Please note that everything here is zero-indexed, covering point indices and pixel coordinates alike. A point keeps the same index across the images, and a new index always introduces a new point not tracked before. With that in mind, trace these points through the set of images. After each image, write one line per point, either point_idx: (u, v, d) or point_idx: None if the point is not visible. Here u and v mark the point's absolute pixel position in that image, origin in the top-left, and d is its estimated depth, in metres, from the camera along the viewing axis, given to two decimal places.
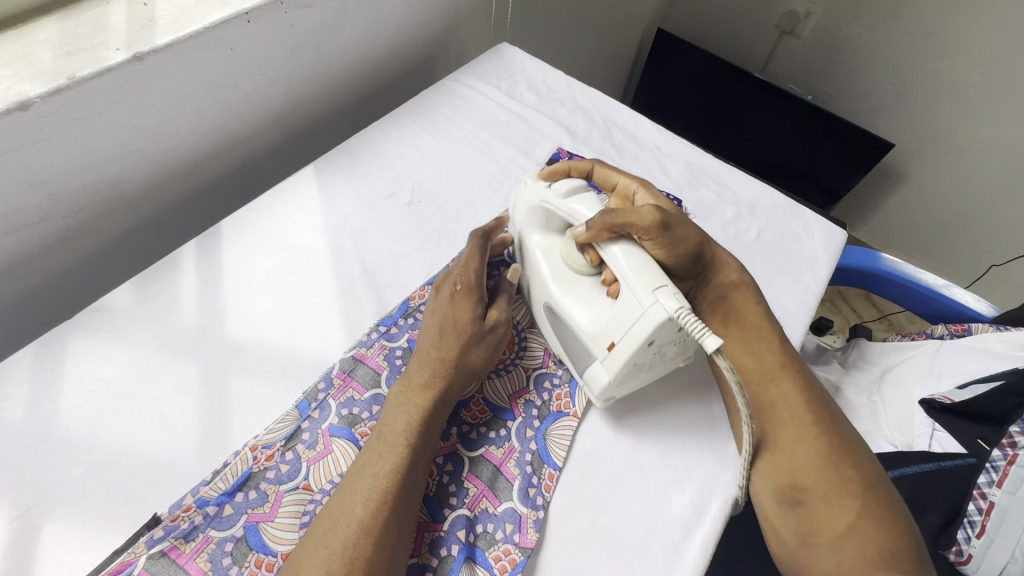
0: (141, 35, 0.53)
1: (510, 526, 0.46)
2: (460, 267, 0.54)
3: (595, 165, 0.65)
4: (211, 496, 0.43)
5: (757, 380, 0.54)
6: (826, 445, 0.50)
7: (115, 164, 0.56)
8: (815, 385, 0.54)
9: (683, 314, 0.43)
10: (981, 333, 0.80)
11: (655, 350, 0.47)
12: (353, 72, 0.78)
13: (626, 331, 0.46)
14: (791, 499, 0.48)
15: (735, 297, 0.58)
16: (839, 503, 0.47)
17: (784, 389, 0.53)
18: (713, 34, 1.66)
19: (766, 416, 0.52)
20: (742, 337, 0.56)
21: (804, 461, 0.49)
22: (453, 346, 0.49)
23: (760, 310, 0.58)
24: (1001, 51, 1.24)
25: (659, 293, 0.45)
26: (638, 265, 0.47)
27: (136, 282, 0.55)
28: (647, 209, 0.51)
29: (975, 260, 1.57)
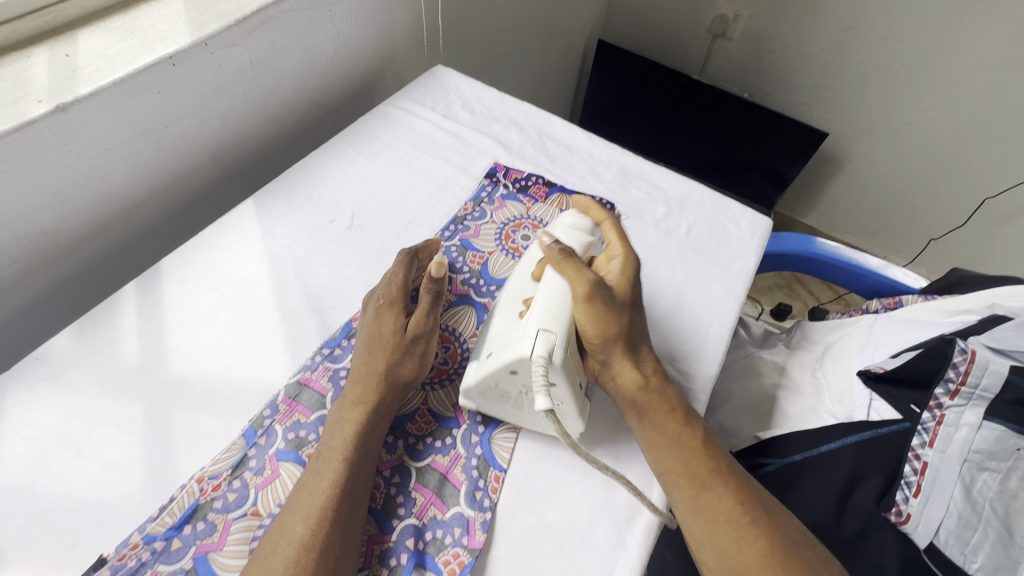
0: (64, 86, 0.54)
1: (459, 530, 0.47)
2: (383, 283, 0.56)
3: (606, 219, 0.62)
4: (159, 531, 0.44)
5: (686, 482, 0.49)
6: (770, 540, 0.46)
7: (47, 214, 0.57)
8: (745, 474, 0.50)
9: (538, 361, 0.47)
10: (910, 305, 0.85)
11: (520, 388, 0.50)
12: (289, 103, 0.80)
13: (501, 349, 0.50)
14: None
15: (650, 397, 0.53)
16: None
17: (717, 490, 0.48)
18: (650, 41, 1.72)
19: (700, 515, 0.48)
20: (659, 434, 0.51)
21: (749, 561, 0.45)
22: (383, 360, 0.51)
23: (678, 410, 0.53)
24: (911, 40, 1.33)
25: (540, 334, 0.49)
26: (552, 307, 0.51)
27: (76, 328, 0.55)
28: (585, 275, 0.53)
29: (916, 235, 1.66)
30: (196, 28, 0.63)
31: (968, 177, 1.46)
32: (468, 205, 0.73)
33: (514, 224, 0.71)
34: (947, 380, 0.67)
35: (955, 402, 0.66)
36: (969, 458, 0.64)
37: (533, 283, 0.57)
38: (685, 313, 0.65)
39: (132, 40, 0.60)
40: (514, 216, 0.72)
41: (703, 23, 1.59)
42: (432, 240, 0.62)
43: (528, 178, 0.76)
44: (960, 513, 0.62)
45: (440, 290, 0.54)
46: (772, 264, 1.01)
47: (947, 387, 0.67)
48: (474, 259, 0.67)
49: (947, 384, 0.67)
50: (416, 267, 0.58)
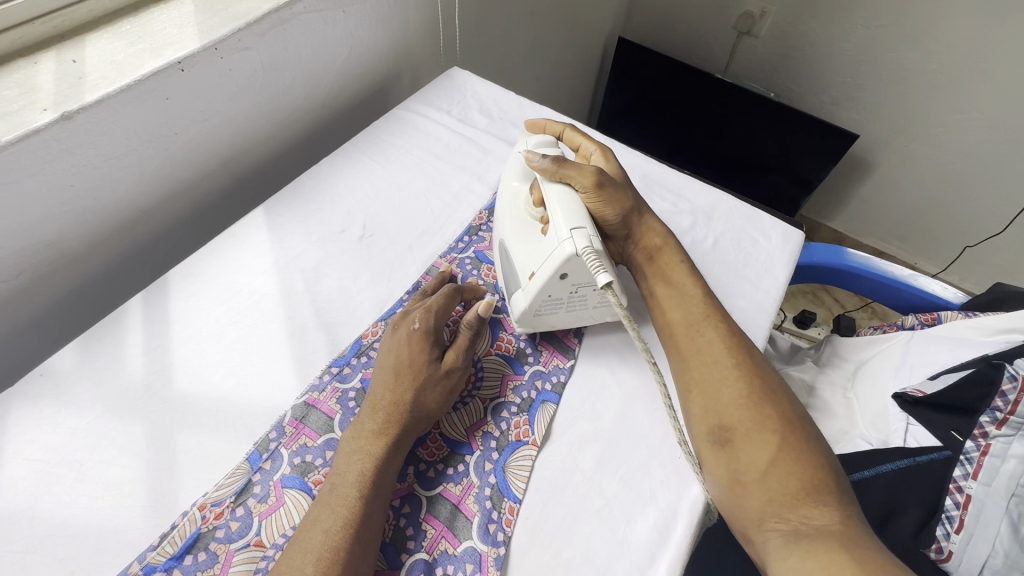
0: (70, 93, 0.53)
1: (471, 566, 0.45)
2: (419, 308, 0.54)
3: (564, 129, 0.68)
4: (159, 562, 0.42)
5: (683, 326, 0.55)
6: (751, 388, 0.50)
7: (53, 224, 0.55)
8: (739, 332, 0.55)
9: (587, 252, 0.49)
10: (950, 322, 0.80)
11: (571, 286, 0.53)
12: (302, 107, 0.78)
13: (542, 263, 0.52)
14: (719, 438, 0.49)
15: (661, 254, 0.60)
16: (762, 438, 0.47)
17: (708, 336, 0.54)
18: (673, 38, 1.68)
19: (691, 358, 0.53)
20: (667, 288, 0.58)
21: (728, 400, 0.50)
22: (409, 390, 0.48)
23: (684, 269, 0.59)
24: (951, 38, 1.26)
25: (574, 233, 0.51)
26: (565, 207, 0.54)
27: (80, 342, 0.53)
28: (586, 168, 0.57)
29: (950, 242, 1.59)
30: (206, 32, 0.61)
31: (1009, 182, 1.39)
32: (483, 214, 0.70)
33: None
34: (994, 409, 0.63)
35: (1001, 431, 0.62)
36: (1017, 492, 0.60)
37: (536, 209, 0.58)
38: None
39: (141, 45, 0.58)
40: None
41: (728, 20, 1.54)
42: (476, 285, 0.60)
43: None
44: (1007, 552, 0.58)
45: (479, 329, 0.54)
46: (799, 276, 0.96)
47: (993, 416, 0.63)
48: (489, 273, 0.64)
49: (993, 412, 0.63)
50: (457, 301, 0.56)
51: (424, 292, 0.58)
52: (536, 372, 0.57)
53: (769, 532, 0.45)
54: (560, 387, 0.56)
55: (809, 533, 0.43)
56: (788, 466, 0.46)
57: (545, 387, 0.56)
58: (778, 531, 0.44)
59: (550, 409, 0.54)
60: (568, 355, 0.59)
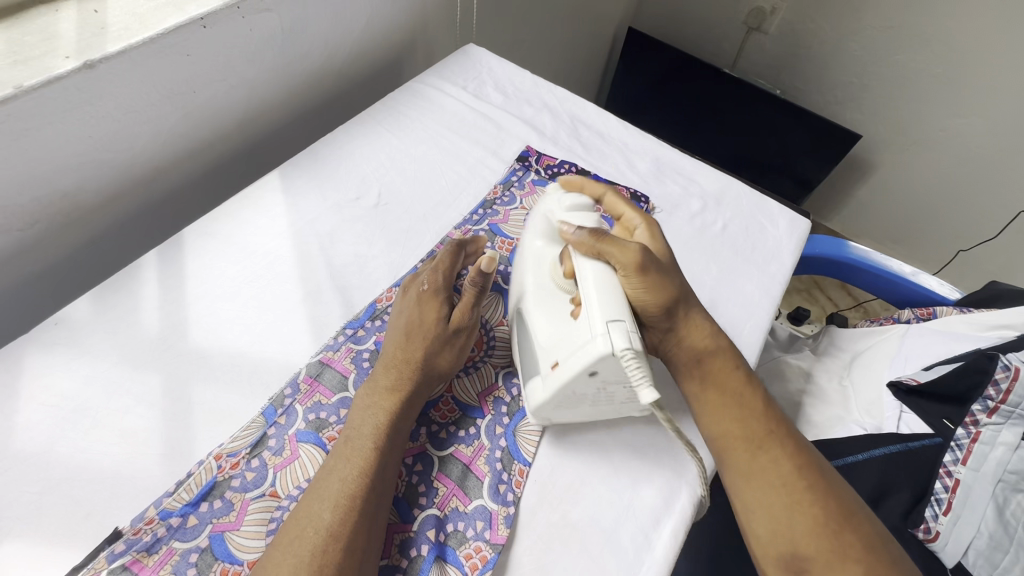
0: (92, 42, 0.52)
1: (481, 524, 0.46)
2: (428, 269, 0.54)
3: (606, 193, 0.60)
4: (175, 507, 0.43)
5: (744, 444, 0.51)
6: (824, 509, 0.46)
7: (69, 175, 0.55)
8: (801, 439, 0.51)
9: (626, 355, 0.43)
10: (946, 316, 0.82)
11: (598, 384, 0.46)
12: (318, 75, 0.78)
13: (571, 354, 0.46)
14: (794, 569, 0.45)
15: (712, 359, 0.55)
16: (843, 570, 0.44)
17: (773, 451, 0.49)
18: (683, 30, 1.68)
19: (754, 479, 0.49)
20: (719, 395, 0.53)
21: (802, 527, 0.46)
22: (421, 348, 0.49)
23: (738, 372, 0.54)
24: (957, 43, 1.28)
25: (611, 327, 0.45)
26: (605, 292, 0.47)
27: (95, 294, 0.53)
28: (630, 245, 0.50)
29: (944, 246, 1.62)
30: None
31: (1005, 188, 1.41)
32: (498, 189, 0.70)
33: None
34: (987, 398, 0.65)
35: (992, 420, 0.64)
36: (1004, 478, 0.62)
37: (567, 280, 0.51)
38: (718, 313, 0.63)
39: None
40: None
41: (739, 15, 1.54)
42: (478, 237, 0.60)
43: (561, 165, 0.73)
44: (991, 534, 0.60)
45: (484, 284, 0.52)
46: (800, 267, 0.98)
47: (984, 405, 0.65)
48: (503, 246, 0.65)
49: (985, 401, 0.65)
50: (462, 259, 0.56)
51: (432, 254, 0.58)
52: None
53: None
54: None
55: None
56: None
57: None
58: None
59: None
60: None
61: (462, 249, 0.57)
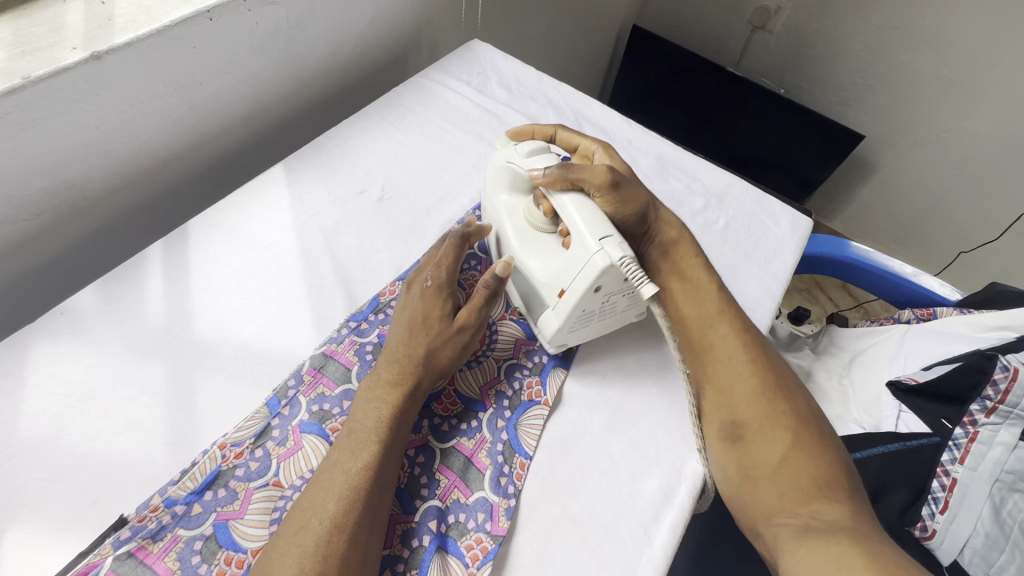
0: (99, 34, 0.53)
1: (482, 515, 0.46)
2: (430, 264, 0.54)
3: (557, 130, 0.67)
4: (180, 495, 0.43)
5: (698, 323, 0.56)
6: (763, 384, 0.51)
7: (75, 166, 0.55)
8: (753, 328, 0.56)
9: (624, 261, 0.46)
10: (946, 317, 0.83)
11: (603, 298, 0.51)
12: (323, 68, 0.78)
13: (574, 278, 0.50)
14: (732, 434, 0.50)
15: (677, 251, 0.60)
16: (773, 434, 0.48)
17: (722, 330, 0.55)
18: (687, 28, 1.67)
19: (706, 354, 0.54)
20: (682, 284, 0.58)
21: (743, 395, 0.50)
22: (424, 344, 0.50)
23: (700, 265, 0.59)
24: (962, 44, 1.28)
25: (604, 242, 0.48)
26: (585, 213, 0.51)
27: (101, 284, 0.54)
28: (597, 168, 0.54)
29: (945, 248, 1.63)
30: None
31: (1008, 190, 1.41)
32: None
33: None
34: (985, 398, 0.65)
35: (990, 419, 0.64)
36: (999, 478, 0.62)
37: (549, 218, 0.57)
38: None
39: None
40: None
41: (743, 13, 1.54)
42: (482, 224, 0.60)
43: None
44: (987, 533, 0.60)
45: (496, 288, 0.53)
46: (802, 266, 0.98)
47: (982, 404, 0.65)
48: None
49: (984, 401, 0.65)
50: (464, 251, 0.56)
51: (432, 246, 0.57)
52: None
53: (778, 524, 0.46)
54: (571, 354, 0.58)
55: (819, 526, 0.43)
56: (800, 463, 0.46)
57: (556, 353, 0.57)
58: (787, 524, 0.45)
59: (561, 374, 0.56)
60: None
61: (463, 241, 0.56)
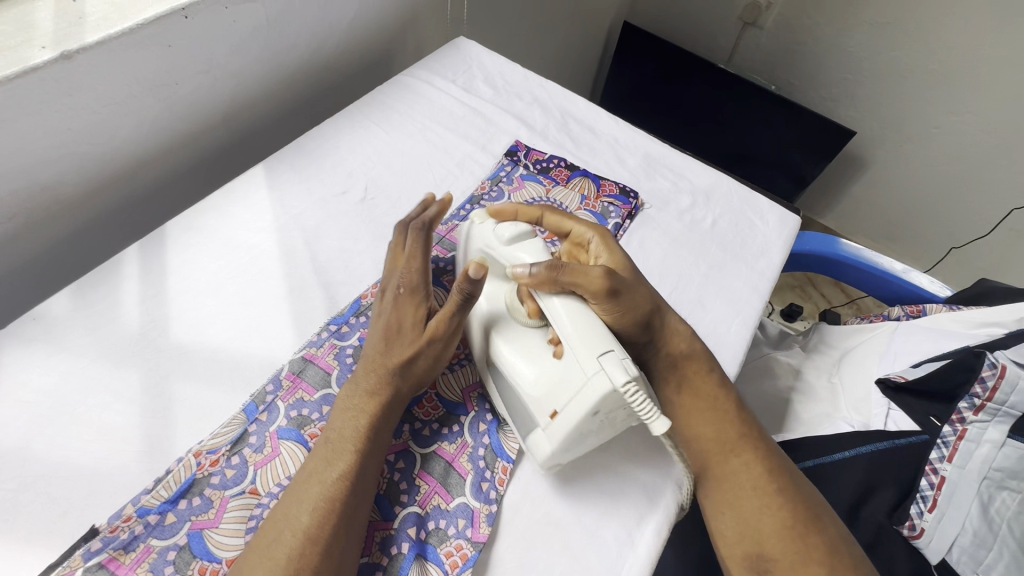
0: (69, 32, 0.51)
1: (462, 522, 0.45)
2: (401, 267, 0.53)
3: (543, 213, 0.57)
4: (153, 505, 0.42)
5: (716, 447, 0.52)
6: (790, 513, 0.48)
7: (48, 168, 0.54)
8: (772, 449, 0.52)
9: (629, 387, 0.41)
10: (935, 314, 0.82)
11: (603, 419, 0.45)
12: (305, 67, 0.77)
13: (569, 401, 0.44)
14: (760, 570, 0.47)
15: (687, 362, 0.55)
16: (806, 572, 0.46)
17: (744, 458, 0.51)
18: (678, 25, 1.67)
19: (727, 482, 0.51)
20: (696, 399, 0.54)
21: (769, 528, 0.48)
22: (400, 353, 0.48)
23: (713, 378, 0.55)
24: (953, 39, 1.27)
25: (604, 361, 0.43)
26: (583, 325, 0.45)
27: (75, 289, 0.53)
28: (592, 271, 0.48)
29: (936, 243, 1.63)
30: None
31: (998, 186, 1.42)
32: (486, 183, 0.70)
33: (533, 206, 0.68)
34: (972, 395, 0.65)
35: (978, 417, 0.64)
36: (988, 476, 0.62)
37: (536, 319, 0.50)
38: (706, 311, 0.63)
39: None
40: (532, 197, 0.69)
41: (734, 9, 1.53)
42: (444, 197, 0.59)
43: (550, 160, 0.73)
44: (976, 530, 0.60)
45: (472, 291, 0.48)
46: (792, 263, 0.98)
47: (971, 402, 0.65)
48: None
49: (972, 398, 0.65)
50: (432, 246, 0.54)
51: (396, 243, 0.55)
52: None
53: None
54: None
55: None
56: None
57: None
58: None
59: None
60: None
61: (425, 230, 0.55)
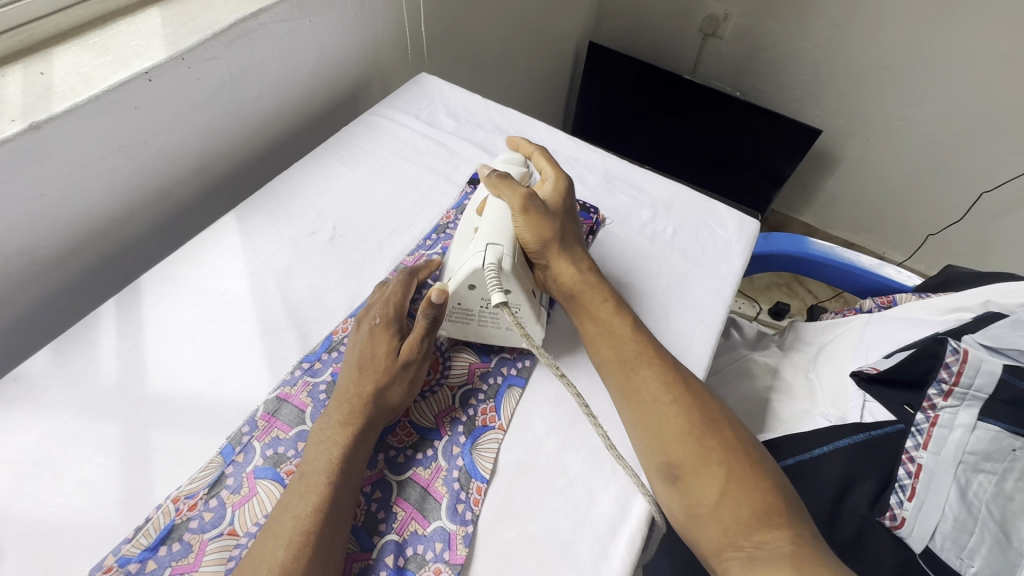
0: (37, 104, 0.54)
1: (440, 545, 0.46)
2: (380, 301, 0.55)
3: (534, 150, 0.67)
4: (134, 553, 0.43)
5: (619, 367, 0.55)
6: (691, 419, 0.50)
7: (24, 233, 0.56)
8: (672, 362, 0.55)
9: (489, 267, 0.52)
10: (904, 304, 0.84)
11: (480, 299, 0.55)
12: (273, 114, 0.80)
13: (457, 272, 0.55)
14: (669, 475, 0.49)
15: (583, 292, 0.59)
16: (709, 472, 0.48)
17: (644, 374, 0.53)
18: (641, 41, 1.72)
19: (631, 398, 0.53)
20: (596, 326, 0.58)
21: (672, 435, 0.50)
22: (373, 382, 0.50)
23: (610, 306, 0.59)
24: (904, 35, 1.32)
25: (489, 247, 0.54)
26: (495, 223, 0.56)
27: (54, 347, 0.55)
28: (519, 191, 0.59)
29: (914, 232, 1.65)
30: (173, 43, 0.62)
31: (965, 171, 1.45)
32: (451, 212, 0.72)
33: None
34: (940, 381, 0.66)
35: (948, 402, 0.65)
36: (964, 459, 0.63)
37: (477, 216, 0.61)
38: (670, 319, 0.64)
39: (109, 57, 0.60)
40: None
41: (693, 22, 1.59)
42: (433, 261, 0.63)
43: None
44: (956, 515, 0.61)
45: (437, 315, 0.53)
46: (765, 265, 1.00)
47: (939, 387, 0.66)
48: None
49: (940, 384, 0.66)
50: (414, 285, 0.58)
51: (383, 283, 0.59)
52: (502, 359, 0.59)
53: (728, 562, 0.45)
54: (526, 372, 0.58)
55: (763, 558, 0.43)
56: (738, 499, 0.46)
57: (511, 373, 0.58)
58: (736, 560, 0.45)
59: (516, 393, 0.57)
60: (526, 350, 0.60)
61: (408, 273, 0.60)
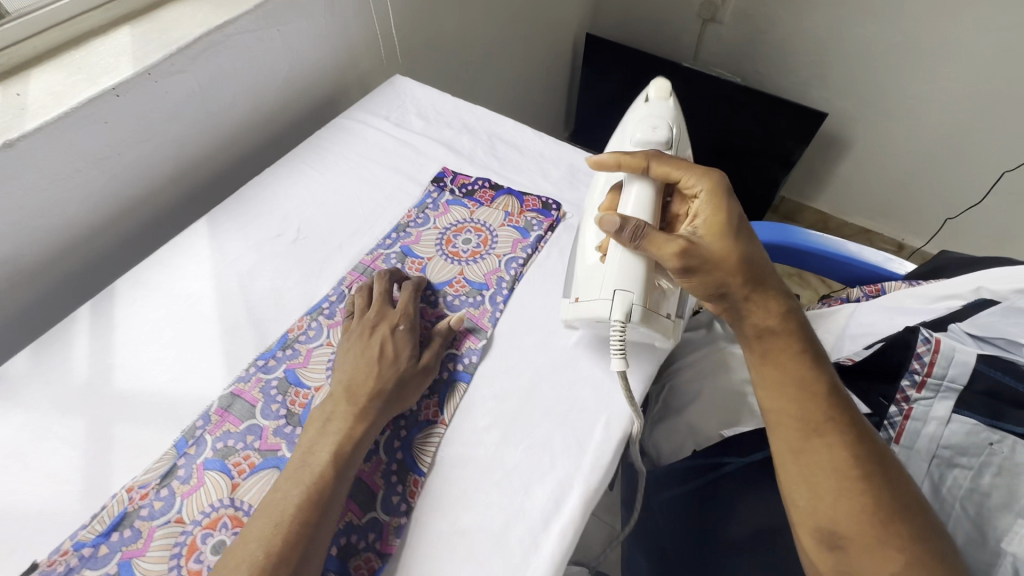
0: (12, 123, 0.58)
1: (373, 535, 0.48)
2: (398, 310, 0.59)
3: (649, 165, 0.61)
4: (88, 538, 0.47)
5: (799, 426, 0.52)
6: (873, 499, 0.48)
7: (5, 243, 0.61)
8: (865, 430, 0.51)
9: (616, 325, 0.54)
10: (894, 292, 0.80)
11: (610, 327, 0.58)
12: (248, 123, 0.83)
13: (587, 299, 0.58)
14: (830, 542, 0.48)
15: (775, 341, 0.55)
16: (881, 554, 0.46)
17: (829, 439, 0.50)
18: (639, 31, 1.69)
19: (801, 459, 0.51)
20: (778, 376, 0.54)
21: (846, 510, 0.48)
22: (390, 379, 0.53)
23: (802, 361, 0.54)
24: (911, 9, 1.25)
25: (618, 297, 0.55)
26: (625, 268, 0.56)
27: (33, 349, 0.59)
28: (666, 250, 0.54)
29: (932, 215, 1.58)
30: (140, 59, 0.66)
31: (985, 149, 1.37)
32: (412, 212, 0.73)
33: (456, 228, 0.71)
34: (913, 372, 0.62)
35: (923, 394, 0.61)
36: (937, 454, 0.60)
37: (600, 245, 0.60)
38: None
39: (80, 75, 0.63)
40: (456, 221, 0.72)
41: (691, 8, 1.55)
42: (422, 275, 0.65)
43: (474, 183, 0.76)
44: None
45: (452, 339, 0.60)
46: None
47: (913, 378, 0.62)
48: (412, 265, 0.67)
49: (912, 375, 0.62)
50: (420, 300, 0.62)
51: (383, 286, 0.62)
52: (448, 355, 0.60)
53: None
54: (471, 367, 0.59)
55: None
56: None
57: (457, 368, 0.59)
58: None
59: (460, 389, 0.57)
60: (480, 335, 0.61)
61: (392, 279, 0.63)
